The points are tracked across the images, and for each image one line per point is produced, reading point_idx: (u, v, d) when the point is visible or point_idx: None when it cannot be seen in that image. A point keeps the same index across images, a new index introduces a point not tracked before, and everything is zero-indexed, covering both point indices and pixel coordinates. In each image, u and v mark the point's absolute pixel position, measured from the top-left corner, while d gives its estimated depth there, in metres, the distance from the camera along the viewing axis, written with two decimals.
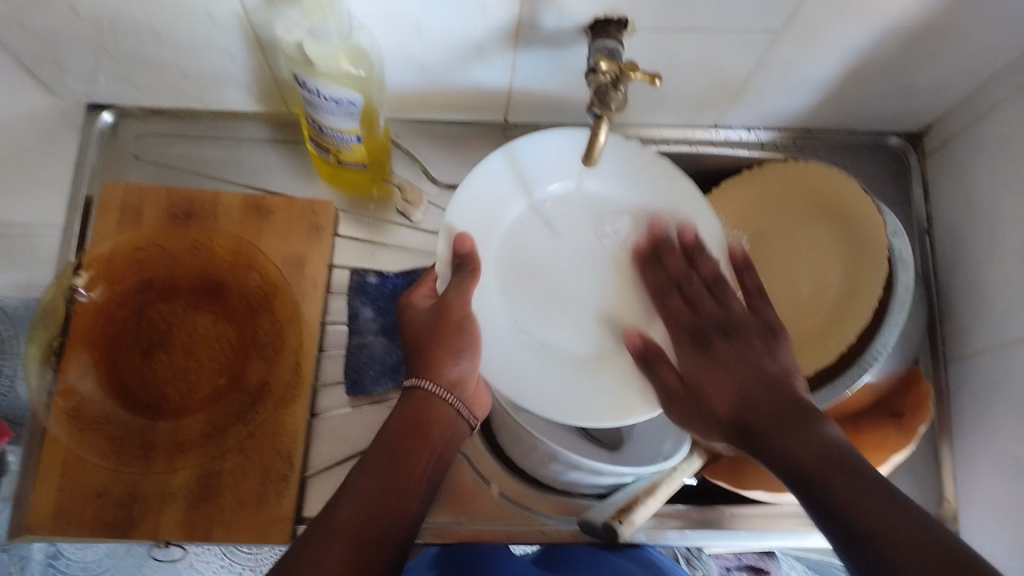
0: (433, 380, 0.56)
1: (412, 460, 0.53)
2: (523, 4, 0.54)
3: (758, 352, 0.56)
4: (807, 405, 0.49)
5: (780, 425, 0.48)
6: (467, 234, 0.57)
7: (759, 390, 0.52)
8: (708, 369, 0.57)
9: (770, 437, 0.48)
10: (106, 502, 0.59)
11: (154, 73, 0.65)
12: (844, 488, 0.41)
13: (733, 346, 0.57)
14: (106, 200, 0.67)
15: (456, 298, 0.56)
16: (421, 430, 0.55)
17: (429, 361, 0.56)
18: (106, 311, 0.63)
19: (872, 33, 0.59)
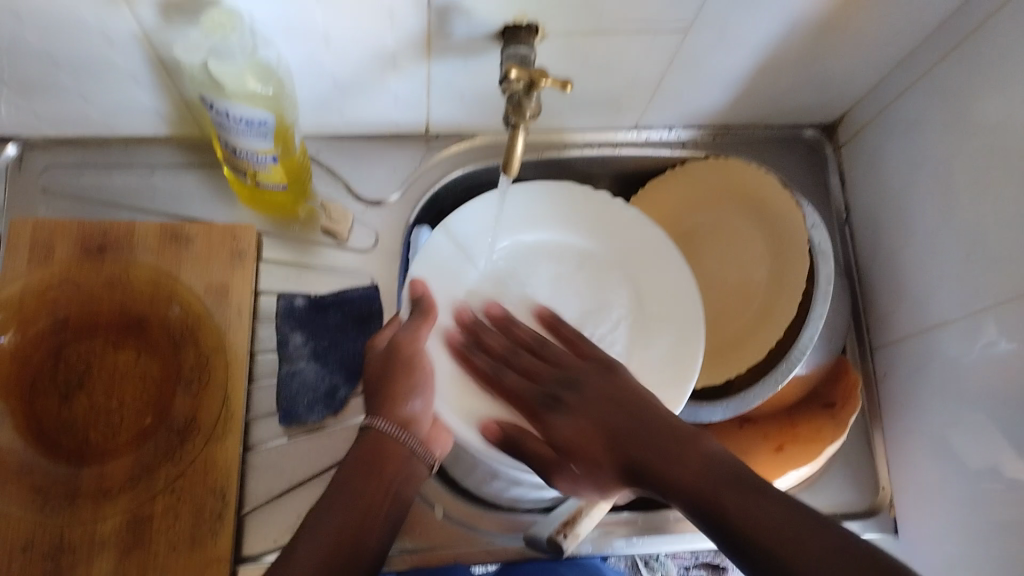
0: (387, 418, 0.56)
1: (372, 492, 0.54)
2: (432, 14, 0.53)
3: (605, 378, 0.55)
4: (679, 415, 0.57)
5: (680, 470, 0.46)
6: (419, 281, 0.61)
7: (622, 420, 0.51)
8: (558, 405, 0.57)
9: (659, 484, 0.47)
10: (31, 556, 0.56)
11: (57, 101, 0.62)
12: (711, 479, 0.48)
13: (523, 383, 0.57)
14: (14, 235, 0.63)
15: (406, 337, 0.58)
16: (377, 468, 0.55)
17: (385, 398, 0.56)
18: (20, 356, 0.61)
19: (778, 28, 0.60)
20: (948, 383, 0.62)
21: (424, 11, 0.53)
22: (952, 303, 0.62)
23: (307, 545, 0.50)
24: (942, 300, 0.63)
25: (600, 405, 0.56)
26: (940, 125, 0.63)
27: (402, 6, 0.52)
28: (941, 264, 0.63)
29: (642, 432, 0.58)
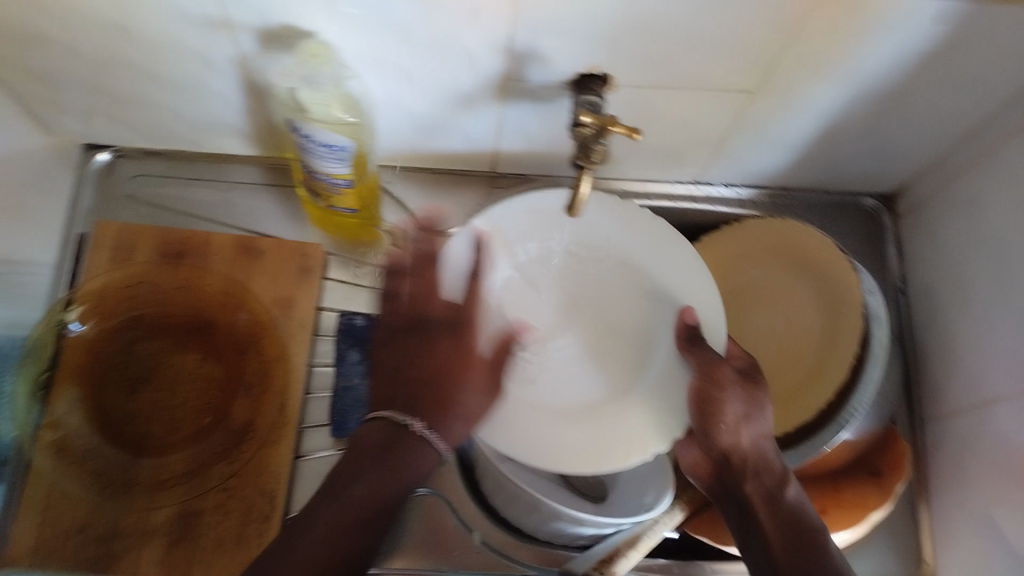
0: (443, 417, 0.56)
1: (381, 489, 0.54)
2: (511, 59, 0.56)
3: (758, 412, 0.58)
4: (794, 505, 0.57)
5: (772, 518, 0.56)
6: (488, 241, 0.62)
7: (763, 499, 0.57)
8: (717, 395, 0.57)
9: (761, 534, 0.55)
10: (85, 538, 0.59)
11: (152, 116, 0.66)
12: None
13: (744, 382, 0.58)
14: (100, 238, 0.67)
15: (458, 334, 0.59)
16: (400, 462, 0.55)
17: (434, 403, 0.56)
18: (95, 347, 0.64)
19: (843, 96, 0.61)
20: (997, 460, 0.62)
21: (503, 56, 0.55)
22: (1005, 379, 0.62)
23: (304, 542, 0.52)
24: (996, 376, 0.62)
25: (742, 411, 0.57)
26: (1002, 202, 0.63)
27: (483, 50, 0.55)
28: (997, 340, 0.63)
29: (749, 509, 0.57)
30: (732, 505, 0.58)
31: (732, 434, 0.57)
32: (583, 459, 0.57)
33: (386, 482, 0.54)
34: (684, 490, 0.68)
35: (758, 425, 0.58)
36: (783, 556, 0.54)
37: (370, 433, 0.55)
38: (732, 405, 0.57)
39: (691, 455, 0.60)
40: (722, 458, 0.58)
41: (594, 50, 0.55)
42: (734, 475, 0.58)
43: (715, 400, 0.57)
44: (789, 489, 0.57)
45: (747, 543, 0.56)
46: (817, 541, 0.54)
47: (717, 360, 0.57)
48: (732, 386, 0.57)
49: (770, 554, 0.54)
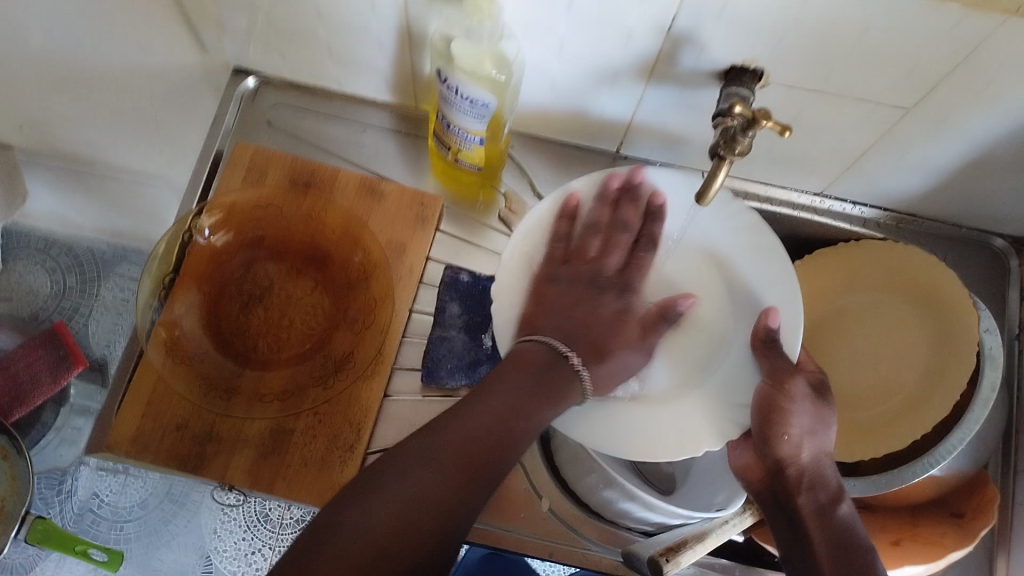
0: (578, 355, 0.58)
1: (523, 410, 0.52)
2: (668, 40, 0.56)
3: (823, 424, 0.59)
4: (844, 522, 0.58)
5: (823, 535, 0.57)
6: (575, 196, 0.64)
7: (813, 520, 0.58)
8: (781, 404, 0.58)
9: (810, 552, 0.57)
10: (182, 436, 0.62)
11: (305, 49, 0.69)
12: None
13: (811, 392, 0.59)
14: (235, 158, 0.70)
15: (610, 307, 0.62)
16: (543, 389, 0.54)
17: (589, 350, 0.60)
18: (218, 258, 0.67)
19: (1000, 128, 0.59)
20: None
21: (662, 36, 0.55)
22: None
23: (444, 436, 0.49)
24: None
25: (807, 423, 0.58)
26: None
27: (642, 27, 0.55)
28: None
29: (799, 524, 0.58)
30: (784, 516, 0.59)
31: (794, 448, 0.58)
32: (633, 444, 0.59)
33: (528, 404, 0.52)
34: None
35: (821, 440, 0.59)
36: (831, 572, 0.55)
37: (532, 354, 0.57)
38: (797, 418, 0.58)
39: (744, 456, 0.61)
40: (777, 467, 0.59)
41: (755, 42, 0.54)
42: (789, 485, 0.59)
43: (780, 411, 0.58)
44: (843, 506, 0.58)
45: (795, 558, 0.58)
46: (867, 560, 0.55)
47: (788, 370, 0.58)
48: (799, 402, 0.58)
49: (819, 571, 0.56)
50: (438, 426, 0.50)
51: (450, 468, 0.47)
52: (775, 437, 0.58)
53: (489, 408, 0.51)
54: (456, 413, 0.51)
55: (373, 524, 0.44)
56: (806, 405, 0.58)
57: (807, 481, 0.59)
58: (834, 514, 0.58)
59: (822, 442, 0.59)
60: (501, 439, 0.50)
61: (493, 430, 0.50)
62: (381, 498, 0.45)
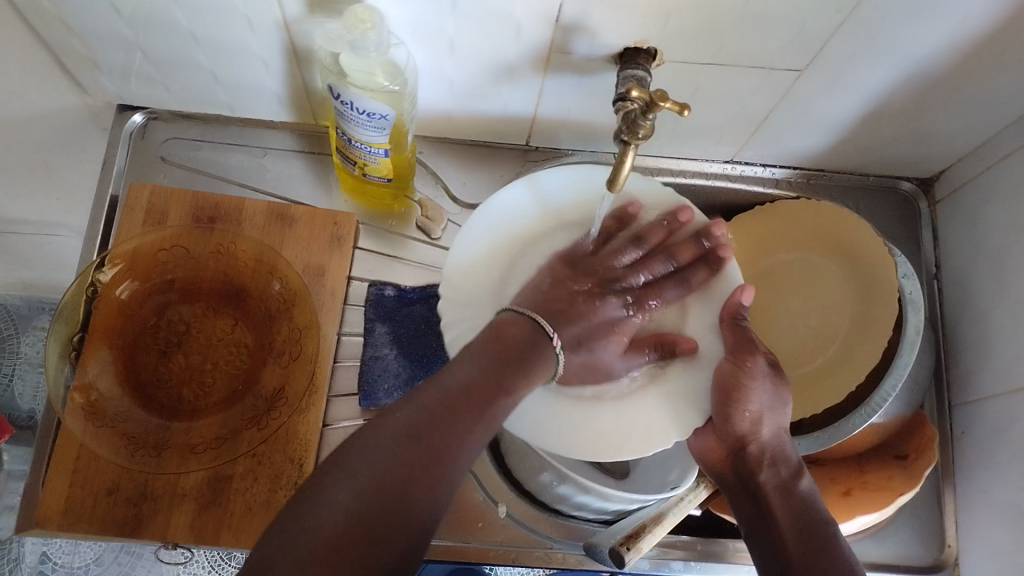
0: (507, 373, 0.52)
1: (498, 388, 0.51)
2: (558, 30, 0.55)
3: (776, 400, 0.57)
4: (808, 496, 0.56)
5: (785, 509, 0.55)
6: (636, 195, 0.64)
7: (776, 495, 0.56)
8: (741, 390, 0.56)
9: (772, 525, 0.55)
10: (115, 499, 0.59)
11: (189, 79, 0.66)
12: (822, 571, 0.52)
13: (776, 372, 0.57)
14: (133, 200, 0.67)
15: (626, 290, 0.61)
16: (465, 416, 0.49)
17: (508, 368, 0.52)
18: (128, 309, 0.64)
19: (892, 78, 0.61)
20: None
21: (551, 26, 0.55)
22: None
23: (409, 421, 0.48)
24: None
25: (766, 399, 0.56)
26: None
27: (530, 19, 0.54)
28: None
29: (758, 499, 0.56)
30: (744, 496, 0.57)
31: (753, 426, 0.56)
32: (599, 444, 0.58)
33: (501, 380, 0.51)
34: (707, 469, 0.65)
35: (779, 416, 0.57)
36: (791, 540, 0.54)
37: (514, 327, 0.55)
38: (758, 399, 0.56)
39: (704, 441, 0.60)
40: (738, 445, 0.57)
41: (643, 22, 0.54)
42: (749, 463, 0.57)
43: (741, 389, 0.56)
44: (803, 481, 0.57)
45: (756, 533, 0.56)
46: (828, 532, 0.54)
47: (751, 348, 0.57)
48: (758, 386, 0.56)
49: (781, 547, 0.54)
50: (376, 452, 0.46)
51: (418, 456, 0.47)
52: (734, 417, 0.56)
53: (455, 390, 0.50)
54: (392, 445, 0.47)
55: (350, 511, 0.44)
56: (765, 380, 0.56)
57: (769, 458, 0.57)
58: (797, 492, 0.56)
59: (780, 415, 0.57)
60: (480, 405, 0.50)
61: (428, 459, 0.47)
62: (354, 489, 0.44)
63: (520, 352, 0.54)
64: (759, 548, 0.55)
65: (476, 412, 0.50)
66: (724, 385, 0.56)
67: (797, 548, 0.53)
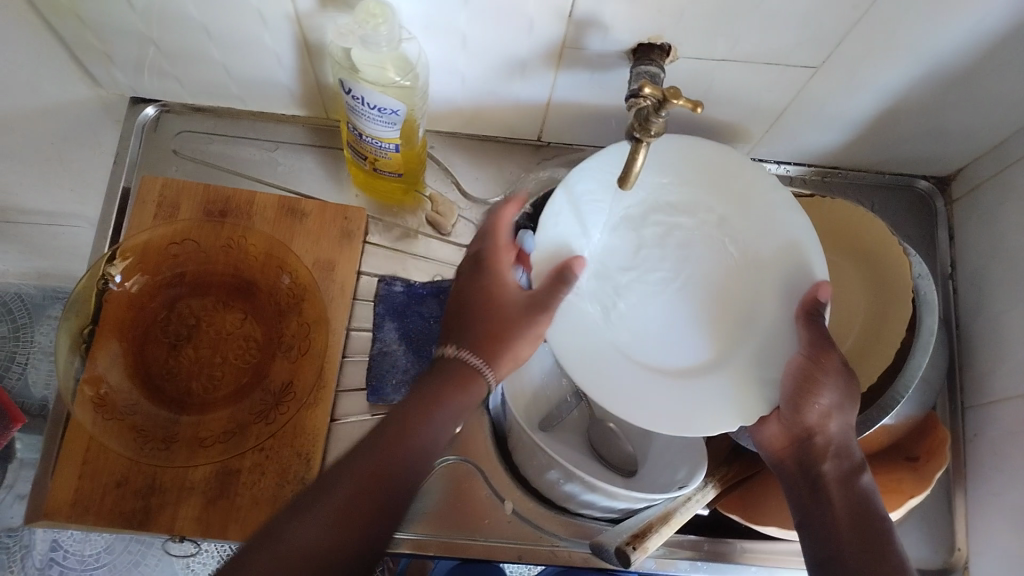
0: (479, 352, 0.54)
1: (478, 364, 0.54)
2: (571, 25, 0.55)
3: (847, 396, 0.56)
4: (868, 493, 0.56)
5: (844, 501, 0.55)
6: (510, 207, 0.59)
7: (836, 489, 0.56)
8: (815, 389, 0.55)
9: (829, 519, 0.55)
10: (124, 492, 0.60)
11: (202, 72, 0.66)
12: None
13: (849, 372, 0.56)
14: (144, 193, 0.67)
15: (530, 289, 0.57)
16: (435, 402, 0.51)
17: (483, 335, 0.54)
18: (138, 303, 0.64)
19: (909, 76, 0.60)
20: None
21: (563, 22, 0.54)
22: None
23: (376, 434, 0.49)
24: None
25: (837, 397, 0.55)
26: None
27: (543, 14, 0.54)
28: None
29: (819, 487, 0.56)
30: (805, 482, 0.57)
31: (823, 418, 0.55)
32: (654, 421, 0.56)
33: (484, 351, 0.54)
34: (716, 469, 0.67)
35: (849, 413, 0.56)
36: (848, 541, 0.54)
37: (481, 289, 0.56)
38: (831, 394, 0.55)
39: (769, 427, 0.59)
40: (805, 435, 0.56)
41: (657, 18, 0.53)
42: (812, 454, 0.57)
43: (815, 384, 0.55)
44: (865, 477, 0.56)
45: (809, 522, 0.56)
46: (885, 536, 0.53)
47: (829, 344, 0.55)
48: (832, 384, 0.55)
49: (836, 543, 0.54)
50: (336, 476, 0.47)
51: (375, 473, 0.47)
52: (808, 410, 0.55)
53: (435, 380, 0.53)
54: (353, 459, 0.48)
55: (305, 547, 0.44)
56: (838, 377, 0.55)
57: (831, 451, 0.56)
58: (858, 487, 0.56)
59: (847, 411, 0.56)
60: (461, 388, 0.53)
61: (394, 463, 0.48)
62: (306, 526, 0.44)
63: (499, 319, 0.55)
64: (809, 542, 0.55)
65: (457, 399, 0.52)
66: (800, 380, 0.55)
67: (851, 543, 0.53)
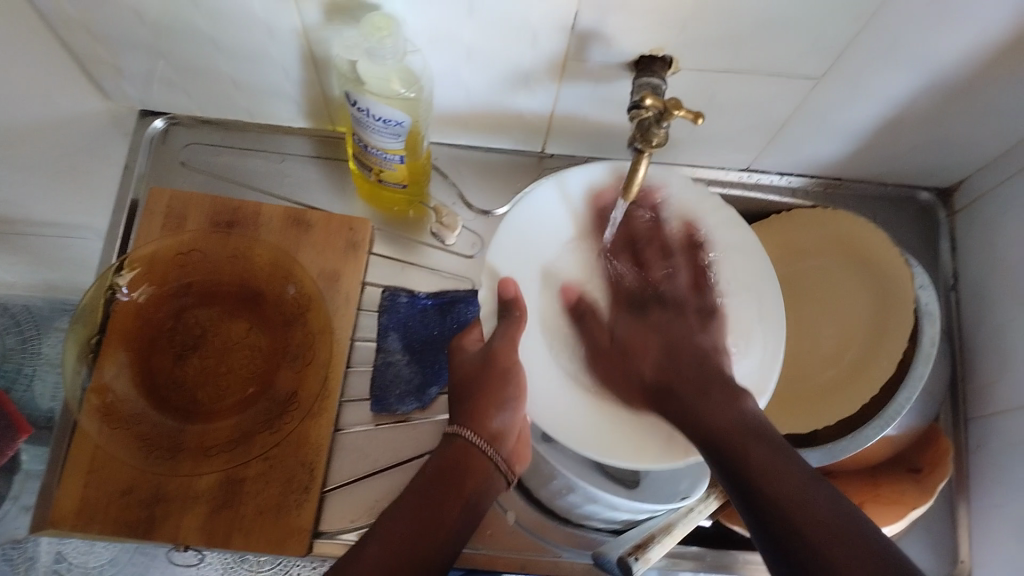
0: (474, 430, 0.56)
1: (481, 422, 0.56)
2: (574, 37, 0.55)
3: (681, 332, 0.60)
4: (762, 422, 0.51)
5: (727, 421, 0.51)
6: (511, 280, 0.59)
7: (719, 410, 0.53)
8: (640, 329, 0.62)
9: (723, 445, 0.50)
10: (129, 501, 0.60)
11: (210, 84, 0.67)
12: (788, 485, 0.45)
13: (667, 311, 0.62)
14: (152, 204, 0.68)
15: (501, 344, 0.57)
16: (450, 484, 0.54)
17: (471, 412, 0.56)
18: (145, 313, 0.64)
19: (910, 86, 0.60)
20: None
21: (567, 34, 0.55)
22: None
23: (394, 512, 0.52)
24: None
25: (664, 339, 0.60)
26: None
27: (547, 26, 0.54)
28: None
29: (706, 417, 0.52)
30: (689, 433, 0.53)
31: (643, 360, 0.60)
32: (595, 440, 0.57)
33: (482, 409, 0.56)
34: None
35: (678, 333, 0.60)
36: (757, 454, 0.48)
37: (470, 360, 0.58)
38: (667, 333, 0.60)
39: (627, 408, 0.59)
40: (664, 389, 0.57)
41: (660, 30, 0.54)
42: (682, 407, 0.55)
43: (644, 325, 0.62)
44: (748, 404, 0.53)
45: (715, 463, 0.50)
46: (785, 446, 0.48)
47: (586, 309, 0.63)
48: (644, 329, 0.62)
49: (741, 457, 0.48)
50: (356, 558, 0.49)
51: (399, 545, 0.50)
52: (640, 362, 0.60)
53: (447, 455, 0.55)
54: (373, 537, 0.50)
55: None
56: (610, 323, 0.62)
57: (689, 392, 0.55)
58: (733, 404, 0.53)
59: (674, 344, 0.59)
60: (467, 461, 0.55)
61: (420, 534, 0.51)
62: None
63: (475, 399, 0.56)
64: (725, 481, 0.49)
65: (462, 476, 0.55)
66: (620, 338, 0.62)
67: (759, 465, 0.47)
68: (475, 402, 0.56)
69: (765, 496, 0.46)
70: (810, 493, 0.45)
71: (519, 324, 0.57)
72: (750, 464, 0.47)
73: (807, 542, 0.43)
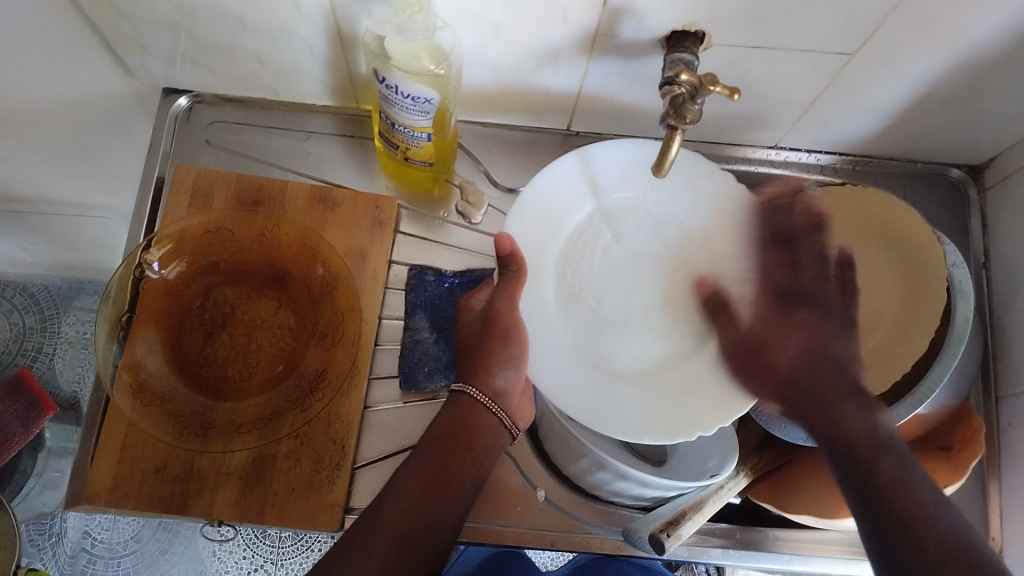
0: (478, 388, 0.60)
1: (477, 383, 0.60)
2: (605, 13, 0.55)
3: (827, 330, 0.62)
4: (865, 394, 0.58)
5: (886, 465, 0.53)
6: (506, 235, 0.58)
7: (814, 406, 0.58)
8: (783, 327, 0.63)
9: (868, 466, 0.54)
10: (162, 477, 0.61)
11: (233, 62, 0.66)
12: (932, 543, 0.49)
13: (813, 315, 0.63)
14: (179, 182, 0.68)
15: (505, 303, 0.60)
16: (461, 440, 0.59)
17: (480, 367, 0.60)
18: (174, 291, 0.65)
19: (944, 62, 0.59)
20: None
21: (598, 10, 0.54)
22: None
23: (404, 482, 0.56)
24: None
25: (804, 342, 0.62)
26: None
27: (577, 2, 0.54)
28: None
29: (818, 414, 0.58)
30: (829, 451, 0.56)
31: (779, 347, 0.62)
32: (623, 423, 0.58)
33: (482, 365, 0.60)
34: (747, 457, 0.67)
35: (822, 336, 0.62)
36: (884, 483, 0.52)
37: (471, 325, 0.63)
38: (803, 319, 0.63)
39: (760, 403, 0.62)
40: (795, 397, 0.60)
41: (692, 5, 0.53)
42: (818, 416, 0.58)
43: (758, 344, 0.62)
44: (882, 415, 0.57)
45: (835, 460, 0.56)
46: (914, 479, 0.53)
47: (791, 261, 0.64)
48: (787, 328, 0.63)
49: (853, 450, 0.55)
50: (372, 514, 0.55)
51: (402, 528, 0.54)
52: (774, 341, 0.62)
53: (447, 419, 0.59)
54: (386, 501, 0.55)
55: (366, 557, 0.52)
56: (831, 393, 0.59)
57: (823, 395, 0.59)
58: (871, 418, 0.56)
59: (812, 342, 0.62)
60: (462, 445, 0.58)
61: (433, 491, 0.56)
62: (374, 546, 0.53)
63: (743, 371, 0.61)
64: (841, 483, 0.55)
65: (461, 454, 0.58)
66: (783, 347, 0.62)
67: (892, 481, 0.52)
68: (478, 359, 0.61)
69: (876, 498, 0.52)
70: (886, 468, 0.53)
71: (518, 280, 0.59)
72: (874, 471, 0.53)
73: (921, 556, 0.49)
